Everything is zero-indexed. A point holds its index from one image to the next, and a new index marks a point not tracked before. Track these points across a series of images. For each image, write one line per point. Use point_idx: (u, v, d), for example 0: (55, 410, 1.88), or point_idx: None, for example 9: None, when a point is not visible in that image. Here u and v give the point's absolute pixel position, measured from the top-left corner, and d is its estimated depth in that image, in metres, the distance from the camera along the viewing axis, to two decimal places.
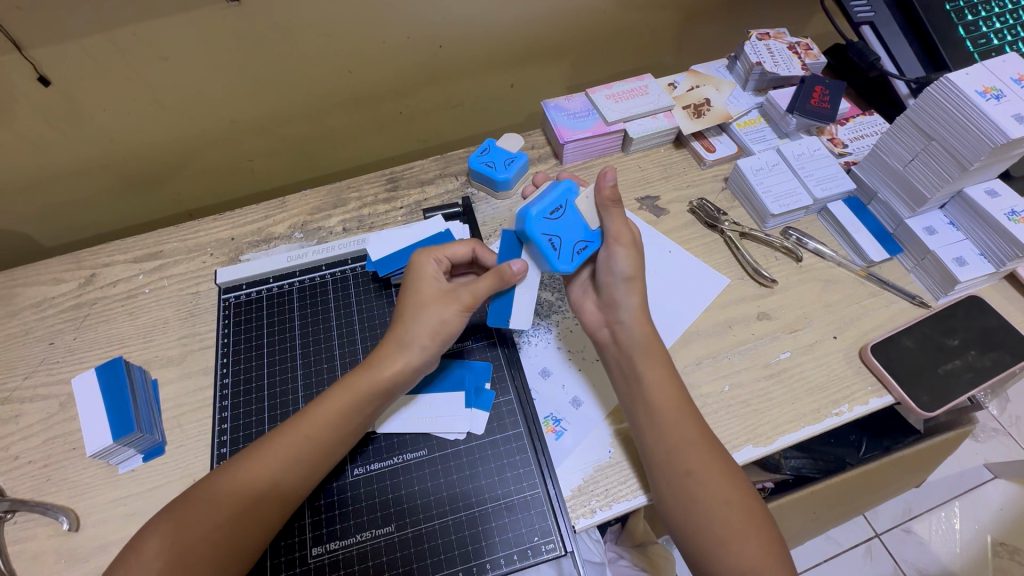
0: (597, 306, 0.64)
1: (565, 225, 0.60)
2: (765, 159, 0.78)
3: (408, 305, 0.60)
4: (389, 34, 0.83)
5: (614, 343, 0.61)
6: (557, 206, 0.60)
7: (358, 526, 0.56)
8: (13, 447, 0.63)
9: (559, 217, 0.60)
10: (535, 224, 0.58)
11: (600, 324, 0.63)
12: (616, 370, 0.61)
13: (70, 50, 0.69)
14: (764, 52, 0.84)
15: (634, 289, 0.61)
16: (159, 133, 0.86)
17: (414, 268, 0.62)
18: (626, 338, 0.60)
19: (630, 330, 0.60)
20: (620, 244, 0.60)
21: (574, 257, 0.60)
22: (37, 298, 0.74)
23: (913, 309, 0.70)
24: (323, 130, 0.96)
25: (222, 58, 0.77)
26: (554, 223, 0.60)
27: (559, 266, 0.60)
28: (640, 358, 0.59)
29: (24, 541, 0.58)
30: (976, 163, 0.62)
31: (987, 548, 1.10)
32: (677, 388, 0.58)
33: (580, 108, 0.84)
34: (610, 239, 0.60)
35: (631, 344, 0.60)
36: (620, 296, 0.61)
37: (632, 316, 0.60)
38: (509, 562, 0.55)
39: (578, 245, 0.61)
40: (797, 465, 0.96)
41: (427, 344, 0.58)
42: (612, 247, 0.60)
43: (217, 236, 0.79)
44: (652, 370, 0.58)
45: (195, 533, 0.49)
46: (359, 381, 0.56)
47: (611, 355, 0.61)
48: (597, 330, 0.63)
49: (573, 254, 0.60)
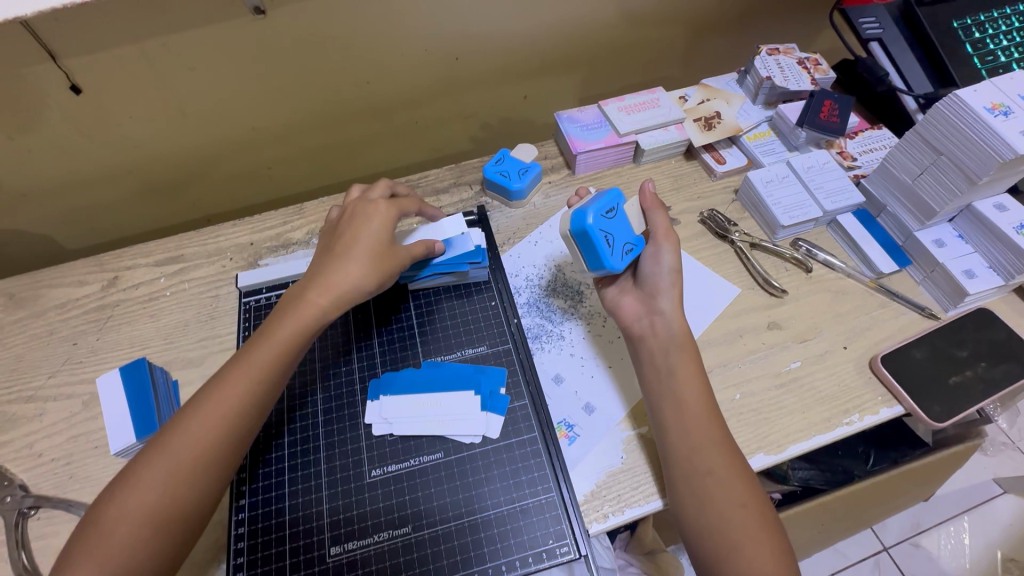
0: (635, 302, 0.65)
1: (617, 227, 0.62)
2: (775, 171, 0.80)
3: (348, 240, 0.63)
4: (408, 46, 0.85)
5: (652, 336, 0.62)
6: (611, 207, 0.62)
7: (375, 527, 0.57)
8: (36, 445, 0.64)
9: (614, 218, 0.62)
10: (594, 220, 0.60)
11: (639, 317, 0.64)
12: (650, 366, 0.61)
13: (101, 60, 0.71)
14: (774, 67, 0.86)
15: (676, 283, 0.63)
16: (182, 141, 0.88)
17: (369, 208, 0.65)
18: (666, 331, 0.62)
19: (669, 322, 0.62)
20: (669, 240, 0.64)
21: (624, 257, 0.62)
22: (62, 299, 0.76)
23: (922, 320, 0.71)
24: (340, 138, 0.98)
25: (245, 68, 0.79)
26: (610, 222, 0.61)
27: (611, 262, 0.61)
28: (676, 352, 0.60)
29: (47, 537, 0.59)
30: (985, 178, 0.63)
31: (998, 563, 1.11)
32: (705, 387, 0.59)
33: (593, 120, 0.86)
34: (658, 235, 0.64)
35: (669, 337, 0.61)
36: (663, 287, 0.63)
37: (673, 308, 0.62)
38: (524, 565, 0.55)
39: (627, 246, 0.63)
40: (804, 476, 0.97)
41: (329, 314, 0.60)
42: (660, 244, 0.64)
43: (237, 241, 0.81)
44: (685, 365, 0.60)
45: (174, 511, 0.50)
46: (290, 324, 0.58)
47: (648, 348, 0.62)
48: (635, 324, 0.64)
49: (623, 254, 0.62)
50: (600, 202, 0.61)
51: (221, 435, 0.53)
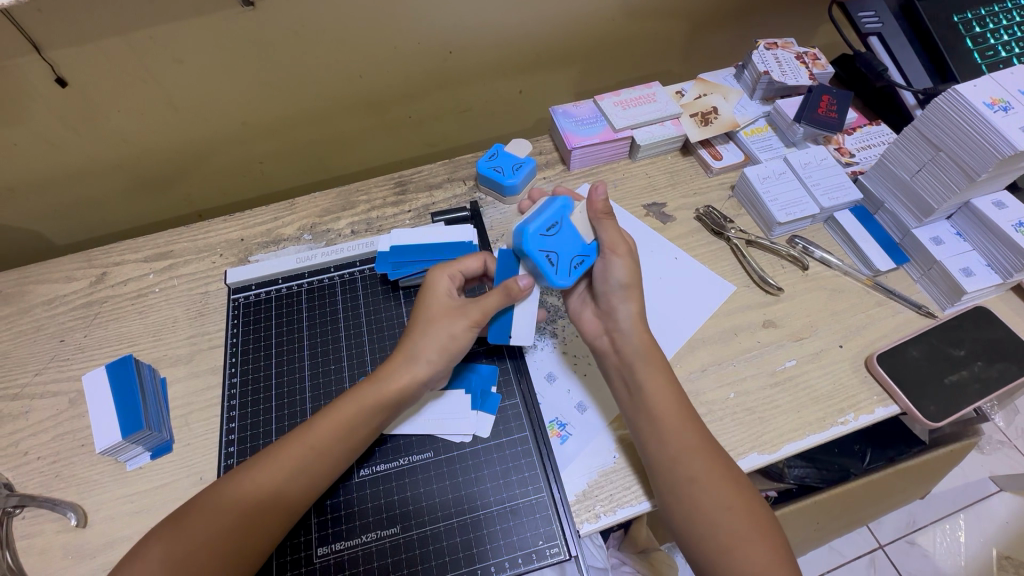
0: (594, 316, 0.65)
1: (560, 241, 0.61)
2: (772, 167, 0.79)
3: (418, 318, 0.61)
4: (400, 40, 0.84)
5: (614, 352, 0.61)
6: (552, 224, 0.62)
7: (363, 527, 0.56)
8: (22, 443, 0.63)
9: (555, 233, 0.61)
10: (532, 237, 0.60)
11: (600, 332, 0.63)
12: (618, 380, 0.61)
13: (88, 53, 0.70)
14: (772, 61, 0.85)
15: (631, 297, 0.61)
16: (173, 135, 0.87)
17: (431, 283, 0.63)
18: (625, 346, 0.60)
19: (630, 338, 0.60)
20: (618, 253, 0.61)
21: (573, 271, 0.61)
22: (49, 295, 0.75)
23: (918, 318, 0.71)
24: (333, 133, 0.97)
25: (235, 61, 0.78)
26: (552, 239, 0.61)
27: (556, 280, 0.60)
28: (663, 353, 0.59)
29: (32, 537, 0.58)
30: (983, 175, 0.62)
31: (993, 561, 1.11)
32: (677, 396, 0.58)
33: (588, 115, 0.85)
34: (606, 247, 0.62)
35: (632, 353, 0.60)
36: (619, 303, 0.61)
37: (631, 323, 0.61)
38: (513, 565, 0.55)
39: (574, 259, 0.61)
40: (800, 474, 0.95)
41: (434, 357, 0.58)
42: (610, 257, 0.62)
43: (227, 237, 0.80)
44: (653, 379, 0.58)
45: (196, 540, 0.49)
46: (366, 392, 0.57)
47: (611, 364, 0.62)
48: (597, 339, 0.63)
49: (572, 269, 0.61)
50: (540, 219, 0.61)
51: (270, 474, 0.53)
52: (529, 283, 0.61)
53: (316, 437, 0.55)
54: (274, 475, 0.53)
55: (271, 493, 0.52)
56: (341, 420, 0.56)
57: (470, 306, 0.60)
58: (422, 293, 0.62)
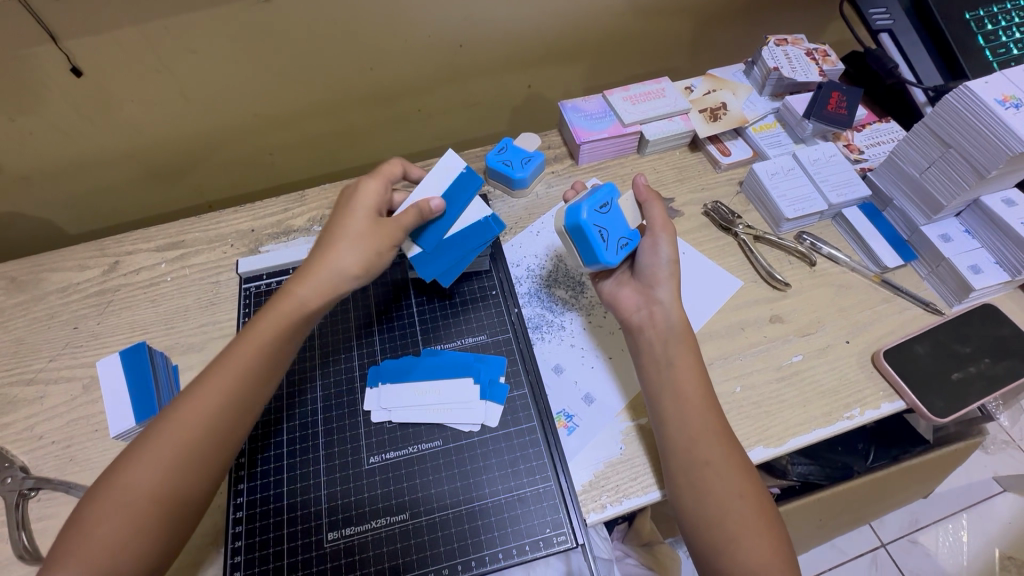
0: (633, 292, 0.65)
1: (611, 221, 0.62)
2: (780, 163, 0.79)
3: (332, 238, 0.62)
4: (411, 33, 0.84)
5: (651, 327, 0.62)
6: (605, 203, 0.62)
7: (373, 514, 0.57)
8: (37, 427, 0.65)
9: (607, 213, 0.62)
10: (588, 215, 0.60)
11: (636, 309, 0.64)
12: (649, 359, 0.61)
13: (102, 43, 0.71)
14: (781, 57, 0.85)
15: (675, 274, 0.64)
16: (184, 125, 0.87)
17: (359, 187, 0.64)
18: (663, 324, 0.62)
19: (669, 313, 0.62)
20: (664, 229, 0.64)
21: (619, 251, 0.62)
22: (63, 283, 0.76)
23: (926, 315, 0.71)
24: (343, 126, 0.98)
25: (248, 53, 0.79)
26: (604, 217, 0.62)
27: (605, 257, 0.61)
28: (674, 344, 0.60)
29: (47, 518, 0.59)
30: (993, 172, 0.62)
31: (995, 561, 1.12)
32: (702, 379, 0.59)
33: (597, 110, 0.85)
34: (654, 226, 0.64)
35: (668, 328, 0.61)
36: (661, 278, 0.63)
37: (672, 300, 0.62)
38: (520, 552, 0.56)
39: (622, 240, 0.63)
40: (804, 471, 0.96)
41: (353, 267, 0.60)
42: (656, 236, 0.64)
43: (238, 227, 0.81)
44: (683, 357, 0.60)
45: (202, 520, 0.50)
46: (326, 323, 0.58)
47: (648, 339, 0.62)
48: (634, 315, 0.63)
49: (618, 249, 0.62)
50: (592, 197, 0.61)
51: None
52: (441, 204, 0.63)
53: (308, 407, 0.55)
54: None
55: None
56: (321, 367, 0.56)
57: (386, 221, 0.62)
58: (348, 201, 0.64)
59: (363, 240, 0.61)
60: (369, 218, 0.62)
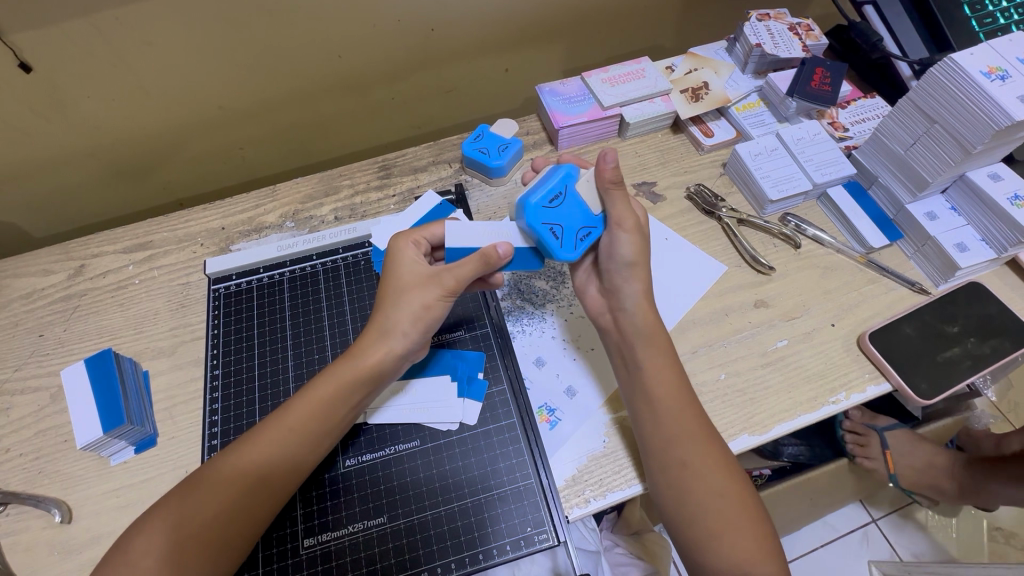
0: (599, 292, 0.64)
1: (564, 213, 0.58)
2: (764, 143, 0.77)
3: (388, 294, 0.59)
4: (381, 18, 0.81)
5: (617, 331, 0.61)
6: (555, 195, 0.58)
7: (351, 518, 0.56)
8: (4, 440, 0.63)
9: (558, 205, 0.58)
10: (533, 212, 0.57)
11: (603, 310, 0.63)
12: (618, 357, 0.60)
13: (51, 36, 0.67)
14: (764, 33, 0.82)
15: (637, 275, 0.60)
16: (148, 119, 0.84)
17: (393, 254, 0.61)
18: (628, 327, 0.59)
19: (633, 318, 0.59)
20: (624, 229, 0.58)
21: (578, 244, 0.58)
22: (27, 289, 0.73)
23: (912, 295, 0.69)
24: (316, 116, 0.94)
25: (207, 42, 0.75)
26: (553, 212, 0.58)
27: (561, 255, 0.58)
28: (641, 347, 0.58)
29: (17, 533, 0.57)
30: (980, 147, 0.60)
31: (985, 532, 1.14)
32: (676, 377, 0.57)
33: (575, 93, 0.82)
34: (614, 222, 0.59)
35: (634, 333, 0.59)
36: (624, 279, 0.60)
37: (636, 303, 0.59)
38: (502, 553, 0.55)
39: (579, 232, 0.59)
40: (794, 452, 0.97)
41: (409, 329, 0.57)
42: (616, 232, 0.59)
43: (208, 226, 0.78)
44: (652, 358, 0.58)
45: (168, 537, 0.48)
46: (342, 371, 0.56)
47: (613, 342, 0.61)
48: (600, 317, 0.63)
49: (577, 242, 0.58)
50: (540, 190, 0.58)
51: (240, 470, 0.51)
52: (508, 249, 0.57)
53: (303, 417, 0.54)
54: (269, 460, 0.52)
55: (248, 493, 0.51)
56: (319, 402, 0.55)
57: (439, 272, 0.58)
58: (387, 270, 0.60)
59: (411, 298, 0.57)
60: (415, 286, 0.58)
